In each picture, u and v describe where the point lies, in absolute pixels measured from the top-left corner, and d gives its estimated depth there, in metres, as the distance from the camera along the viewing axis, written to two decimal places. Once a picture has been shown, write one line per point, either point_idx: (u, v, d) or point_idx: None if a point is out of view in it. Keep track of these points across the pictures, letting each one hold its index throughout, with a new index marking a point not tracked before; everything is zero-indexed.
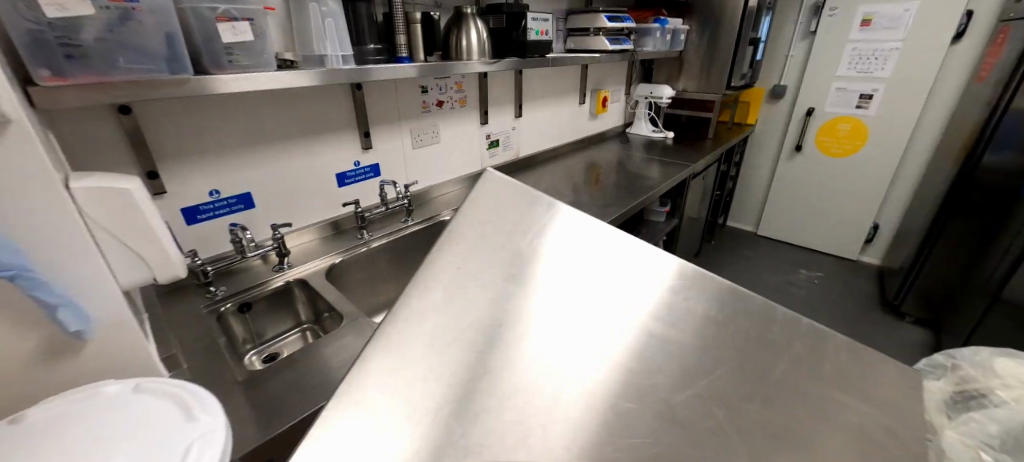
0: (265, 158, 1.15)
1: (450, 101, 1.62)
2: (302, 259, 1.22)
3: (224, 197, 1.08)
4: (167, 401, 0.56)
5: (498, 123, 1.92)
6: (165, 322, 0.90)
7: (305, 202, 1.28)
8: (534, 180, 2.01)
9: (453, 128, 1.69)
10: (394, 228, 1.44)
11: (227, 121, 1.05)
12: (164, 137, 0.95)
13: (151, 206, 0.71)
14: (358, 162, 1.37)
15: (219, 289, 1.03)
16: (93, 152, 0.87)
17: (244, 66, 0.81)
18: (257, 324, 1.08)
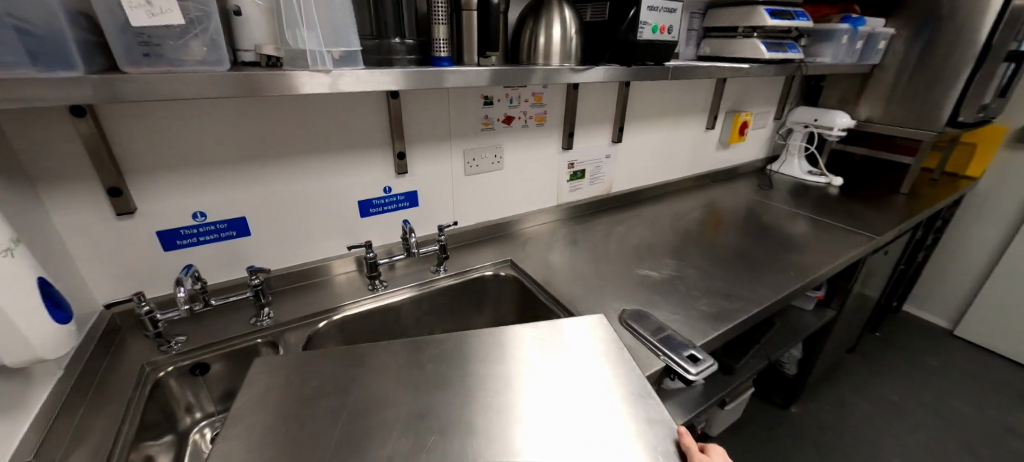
0: (267, 177, 0.93)
1: (520, 118, 1.26)
2: (293, 307, 0.98)
3: (212, 222, 0.89)
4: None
5: (585, 149, 1.48)
6: (81, 385, 0.69)
7: (316, 232, 1.04)
8: (622, 227, 1.53)
9: (521, 152, 1.33)
10: (419, 277, 1.13)
11: (221, 131, 0.83)
12: (136, 146, 0.76)
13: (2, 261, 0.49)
14: (388, 188, 1.10)
15: (178, 340, 0.83)
16: (45, 161, 0.70)
17: (173, 65, 0.55)
18: (218, 388, 0.86)
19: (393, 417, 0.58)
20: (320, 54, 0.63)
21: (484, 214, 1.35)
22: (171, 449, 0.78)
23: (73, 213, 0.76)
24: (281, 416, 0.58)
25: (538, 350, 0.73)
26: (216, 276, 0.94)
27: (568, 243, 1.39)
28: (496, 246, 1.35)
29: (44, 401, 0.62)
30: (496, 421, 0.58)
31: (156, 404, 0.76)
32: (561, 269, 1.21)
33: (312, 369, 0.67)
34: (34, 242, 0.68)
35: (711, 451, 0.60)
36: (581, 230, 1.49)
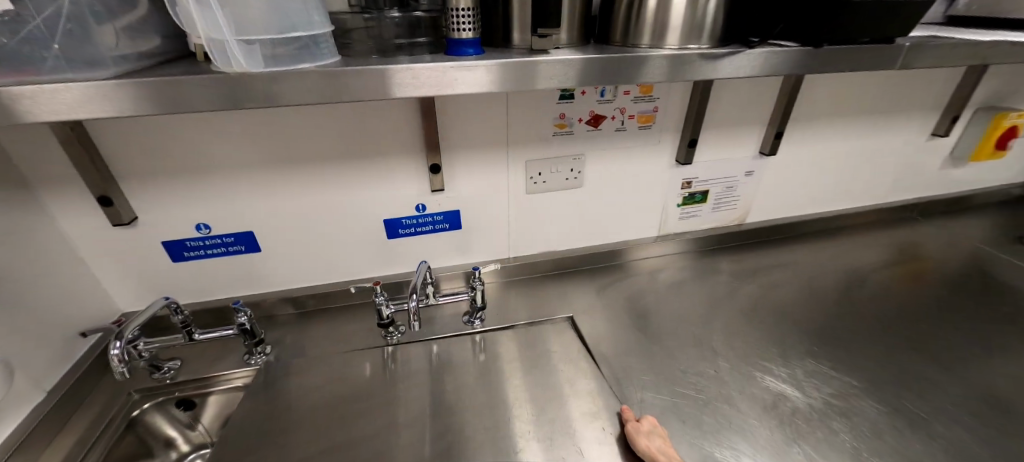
0: (276, 187, 0.77)
1: (611, 118, 0.89)
2: (299, 341, 0.85)
3: (217, 235, 0.78)
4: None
5: (709, 164, 1.03)
6: (61, 412, 0.63)
7: (336, 252, 0.88)
8: (750, 282, 1.06)
9: (607, 166, 0.96)
10: (447, 323, 0.90)
11: (219, 133, 0.69)
12: (128, 149, 0.66)
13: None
14: (421, 206, 0.87)
15: (172, 365, 0.75)
16: (40, 164, 0.64)
17: (31, 72, 0.35)
18: (209, 425, 0.76)
19: (368, 409, 0.73)
20: (242, 50, 0.39)
21: (549, 243, 1.04)
22: None
23: (77, 218, 0.70)
24: (297, 374, 0.78)
25: (504, 373, 0.80)
26: (230, 290, 0.85)
27: (659, 300, 1.00)
28: (558, 286, 1.04)
29: (9, 433, 0.56)
30: (442, 431, 0.69)
31: (131, 442, 0.68)
32: (639, 346, 0.85)
33: (312, 350, 0.82)
34: (27, 252, 0.63)
35: (643, 421, 0.66)
36: (684, 280, 1.07)
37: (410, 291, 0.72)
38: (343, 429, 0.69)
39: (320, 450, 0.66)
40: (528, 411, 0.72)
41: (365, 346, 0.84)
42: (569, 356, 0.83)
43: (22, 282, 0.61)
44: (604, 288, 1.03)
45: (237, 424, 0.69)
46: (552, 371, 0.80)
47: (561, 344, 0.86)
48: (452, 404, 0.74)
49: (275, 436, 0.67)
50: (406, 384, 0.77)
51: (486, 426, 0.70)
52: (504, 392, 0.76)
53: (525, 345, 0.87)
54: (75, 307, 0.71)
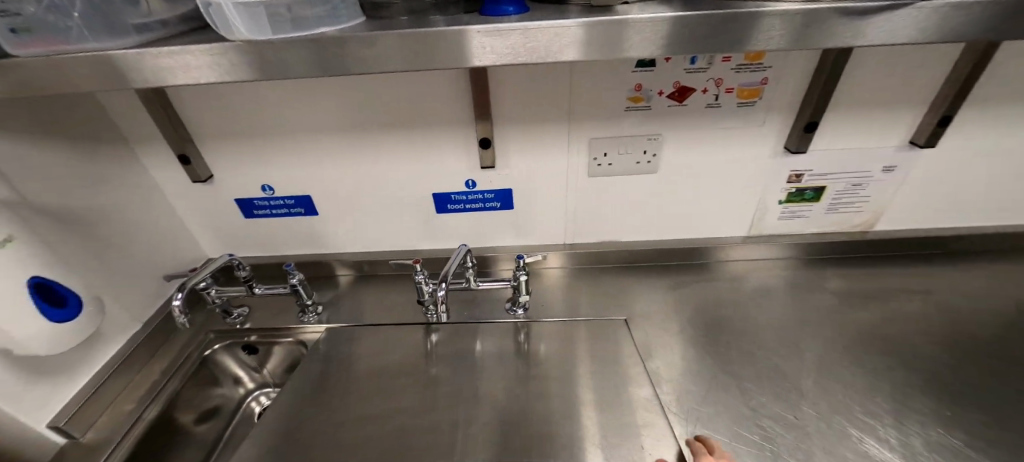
0: (331, 155, 0.77)
1: (702, 91, 0.73)
2: (350, 304, 0.88)
3: (280, 197, 0.82)
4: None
5: (830, 154, 0.80)
6: (152, 342, 0.76)
7: (387, 223, 0.87)
8: (867, 309, 0.84)
9: (691, 151, 0.80)
10: (490, 307, 0.86)
11: (281, 99, 0.70)
12: (202, 111, 0.71)
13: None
14: (471, 182, 0.82)
15: (240, 311, 0.85)
16: (138, 124, 0.72)
17: (58, 43, 0.37)
18: (271, 367, 0.86)
19: (404, 380, 0.73)
20: (243, 16, 0.36)
21: (611, 233, 0.93)
22: (221, 421, 0.81)
23: (169, 173, 0.79)
24: (346, 336, 0.82)
25: (542, 367, 0.74)
26: (294, 248, 0.91)
27: (737, 314, 0.84)
28: (616, 282, 0.93)
29: (108, 357, 0.70)
30: (468, 418, 0.66)
31: (205, 374, 0.80)
32: (702, 368, 0.73)
33: (361, 313, 0.86)
34: (124, 202, 0.72)
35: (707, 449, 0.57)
36: (776, 293, 0.88)
37: (440, 279, 0.70)
38: (378, 397, 0.71)
39: (355, 413, 0.69)
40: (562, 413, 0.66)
41: (408, 317, 0.85)
42: (616, 364, 0.74)
43: (116, 227, 0.71)
44: (671, 292, 0.90)
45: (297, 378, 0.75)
46: (595, 374, 0.72)
47: (610, 348, 0.77)
48: (482, 390, 0.70)
49: (322, 394, 0.72)
50: (441, 361, 0.76)
51: (512, 420, 0.66)
52: (538, 386, 0.70)
53: (572, 339, 0.79)
54: (170, 251, 0.82)
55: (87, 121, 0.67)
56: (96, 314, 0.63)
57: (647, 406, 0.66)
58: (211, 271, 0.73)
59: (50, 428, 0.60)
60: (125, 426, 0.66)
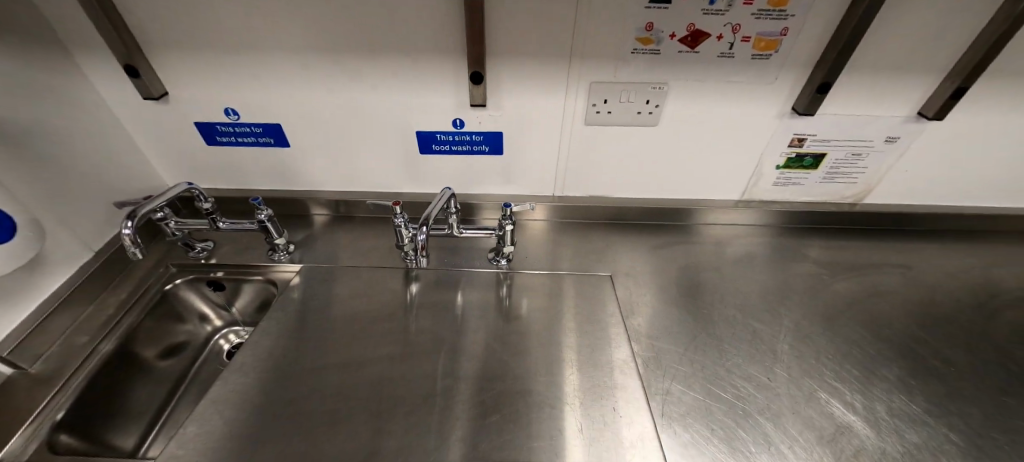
0: (301, 80, 0.69)
1: (717, 38, 0.66)
2: (325, 245, 0.84)
3: (247, 123, 0.74)
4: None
5: (837, 120, 0.77)
6: (106, 272, 0.71)
7: (365, 160, 0.81)
8: (846, 280, 0.85)
9: (695, 104, 0.75)
10: (472, 257, 0.84)
11: (242, 4, 0.60)
12: (148, 13, 0.61)
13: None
14: (459, 121, 0.75)
15: (205, 245, 0.80)
16: (69, 24, 0.62)
17: None
18: (243, 305, 0.83)
19: (382, 319, 0.71)
20: None
21: (602, 187, 0.89)
22: (187, 357, 0.79)
23: (114, 88, 0.70)
24: (320, 274, 0.78)
25: (522, 319, 0.73)
26: (263, 182, 0.84)
27: (721, 277, 0.83)
28: (603, 238, 0.91)
29: (56, 286, 0.65)
30: (445, 361, 0.65)
31: (169, 309, 0.77)
32: (683, 329, 0.73)
33: (336, 257, 0.82)
34: (64, 117, 0.64)
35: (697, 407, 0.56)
36: (760, 260, 0.88)
37: (419, 222, 0.66)
38: (354, 334, 0.68)
39: (330, 348, 0.66)
40: (539, 362, 0.66)
41: (386, 262, 0.81)
42: (598, 319, 0.73)
43: (58, 146, 0.63)
44: (657, 252, 0.89)
45: (275, 308, 0.72)
46: (574, 326, 0.72)
47: (593, 303, 0.76)
48: (462, 337, 0.69)
49: (297, 325, 0.69)
50: (419, 306, 0.74)
51: (490, 367, 0.65)
52: (516, 335, 0.70)
53: (552, 293, 0.77)
54: (121, 177, 0.74)
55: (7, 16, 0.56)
56: (39, 244, 0.58)
57: (627, 362, 0.66)
58: (167, 199, 0.67)
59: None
60: (80, 358, 0.63)
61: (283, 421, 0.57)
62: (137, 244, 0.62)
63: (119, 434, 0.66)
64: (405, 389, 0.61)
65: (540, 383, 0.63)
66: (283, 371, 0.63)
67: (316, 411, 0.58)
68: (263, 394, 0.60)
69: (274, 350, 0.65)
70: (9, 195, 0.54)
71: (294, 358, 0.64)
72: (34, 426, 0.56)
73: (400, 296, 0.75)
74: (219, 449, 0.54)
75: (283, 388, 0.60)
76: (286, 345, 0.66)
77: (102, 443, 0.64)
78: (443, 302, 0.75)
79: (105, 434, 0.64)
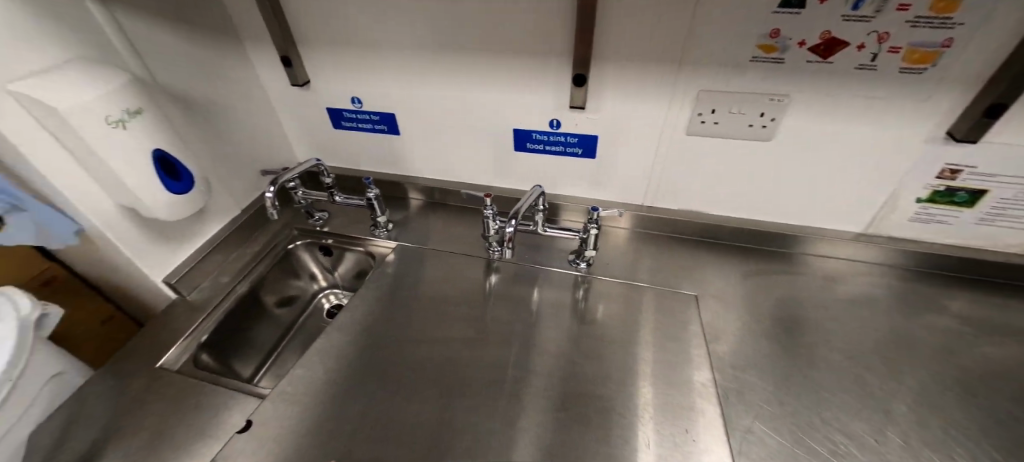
0: (417, 75, 0.76)
1: (857, 48, 0.59)
2: (418, 227, 0.91)
3: (367, 111, 0.84)
4: (31, 301, 0.64)
5: (1011, 151, 0.63)
6: (248, 227, 0.85)
7: (462, 153, 0.86)
8: (999, 345, 0.70)
9: (820, 119, 0.67)
10: (551, 256, 0.85)
11: (378, 8, 0.68)
12: (304, 13, 0.72)
13: (108, 131, 0.54)
14: (555, 122, 0.77)
15: (321, 215, 0.92)
16: (248, 22, 0.75)
17: None
18: (344, 271, 0.93)
19: (463, 304, 0.75)
20: None
21: (696, 201, 0.85)
22: (296, 308, 0.92)
23: (271, 76, 0.83)
24: (412, 253, 0.85)
25: (597, 324, 0.72)
26: (373, 165, 0.94)
27: (827, 316, 0.74)
28: (690, 255, 0.86)
29: (213, 233, 0.80)
30: (515, 352, 0.67)
31: (289, 265, 0.89)
32: (774, 365, 0.66)
33: (426, 239, 0.88)
34: (235, 97, 0.79)
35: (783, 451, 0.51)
36: (881, 304, 0.76)
37: (509, 215, 0.68)
38: (436, 312, 0.74)
39: (414, 321, 0.72)
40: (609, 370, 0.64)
41: (469, 250, 0.86)
42: (678, 338, 0.69)
43: (228, 120, 0.78)
44: (751, 277, 0.81)
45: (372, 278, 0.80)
46: (650, 341, 0.69)
47: (674, 321, 0.72)
48: (534, 332, 0.70)
49: (389, 296, 0.77)
50: (496, 295, 0.77)
51: (559, 365, 0.65)
52: (589, 340, 0.69)
53: (629, 304, 0.75)
54: (267, 150, 0.89)
55: (205, 13, 0.71)
56: (205, 197, 0.72)
57: (706, 388, 0.62)
58: (300, 171, 0.79)
59: (164, 282, 0.72)
60: (223, 294, 0.77)
61: (369, 378, 0.63)
62: (275, 207, 0.73)
63: (243, 362, 0.79)
64: (476, 372, 0.64)
65: (608, 391, 0.61)
66: (373, 334, 0.70)
67: (397, 376, 0.63)
68: (356, 351, 0.67)
69: (367, 315, 0.73)
70: (191, 156, 0.68)
71: (383, 324, 0.71)
72: (186, 343, 0.70)
73: (480, 284, 0.79)
74: (317, 391, 0.61)
75: (372, 349, 0.67)
76: (378, 312, 0.74)
77: (231, 366, 0.77)
78: (521, 296, 0.77)
79: (234, 360, 0.78)
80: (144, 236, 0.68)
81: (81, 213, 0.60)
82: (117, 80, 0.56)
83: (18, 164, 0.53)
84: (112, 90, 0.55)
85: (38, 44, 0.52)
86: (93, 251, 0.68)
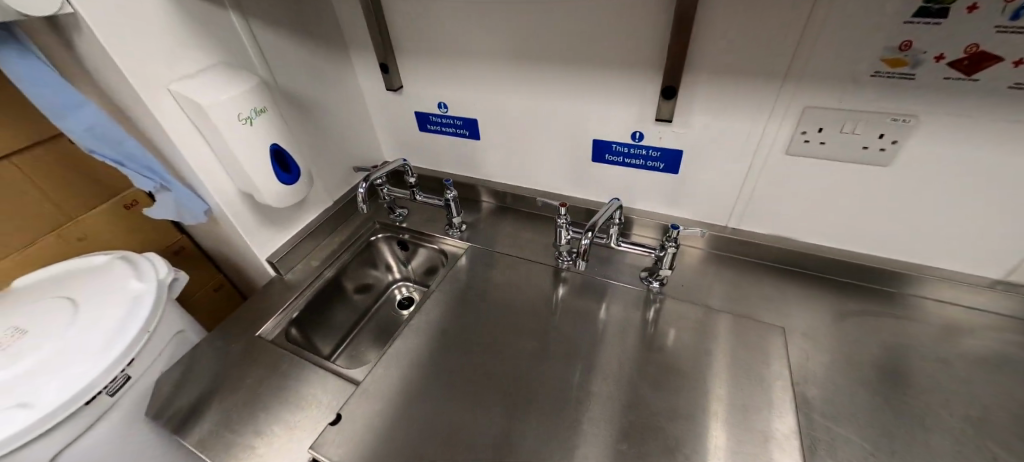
0: (502, 83, 0.78)
1: (1014, 64, 0.50)
2: (489, 230, 0.94)
3: (451, 116, 0.88)
4: (167, 266, 0.77)
5: None
6: (337, 217, 0.94)
7: (538, 161, 0.88)
8: None
9: (958, 143, 0.58)
10: (621, 271, 0.83)
11: (471, 20, 0.72)
12: (404, 23, 0.77)
13: (238, 125, 0.62)
14: (638, 135, 0.75)
15: (401, 211, 0.98)
16: (356, 33, 0.83)
17: None
18: (417, 266, 0.99)
19: (531, 311, 0.76)
20: None
21: (787, 226, 0.78)
22: (372, 296, 0.99)
23: (369, 81, 0.91)
24: (482, 255, 0.88)
25: (668, 349, 0.69)
26: (452, 167, 0.99)
27: (948, 372, 0.64)
28: (776, 284, 0.79)
29: (308, 220, 0.88)
30: (580, 368, 0.66)
31: (370, 255, 0.96)
32: (875, 420, 0.58)
33: (497, 243, 0.91)
34: (338, 100, 0.87)
35: None
36: (1021, 366, 0.64)
37: (585, 227, 0.68)
38: (504, 317, 0.75)
39: (482, 324, 0.75)
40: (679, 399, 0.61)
41: (538, 257, 0.87)
42: (759, 373, 0.64)
43: (331, 120, 0.87)
44: (850, 315, 0.73)
45: (445, 278, 0.84)
46: (727, 373, 0.64)
47: (754, 356, 0.67)
48: (599, 349, 0.69)
49: (459, 296, 0.80)
50: (563, 306, 0.77)
51: (624, 388, 0.63)
52: (658, 365, 0.66)
53: (705, 331, 0.71)
54: (360, 149, 0.97)
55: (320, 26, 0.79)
56: (307, 188, 0.79)
57: (789, 435, 0.56)
58: (387, 170, 0.85)
59: (267, 260, 0.81)
60: (312, 276, 0.85)
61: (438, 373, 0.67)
62: (364, 201, 0.79)
63: (324, 340, 0.87)
64: (539, 382, 0.65)
65: (676, 422, 0.59)
66: (444, 332, 0.74)
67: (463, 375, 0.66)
68: (428, 347, 0.71)
69: (439, 312, 0.77)
70: (300, 152, 0.76)
71: (454, 323, 0.75)
72: (280, 317, 0.79)
73: (547, 293, 0.79)
74: (393, 379, 0.66)
75: (443, 346, 0.71)
76: (450, 311, 0.77)
77: (314, 342, 0.85)
78: (589, 310, 0.76)
79: (316, 336, 0.86)
80: (256, 218, 0.77)
81: (211, 194, 0.69)
82: (249, 82, 0.64)
83: (170, 151, 0.64)
84: (244, 91, 0.63)
85: (192, 52, 0.62)
86: (216, 228, 0.79)
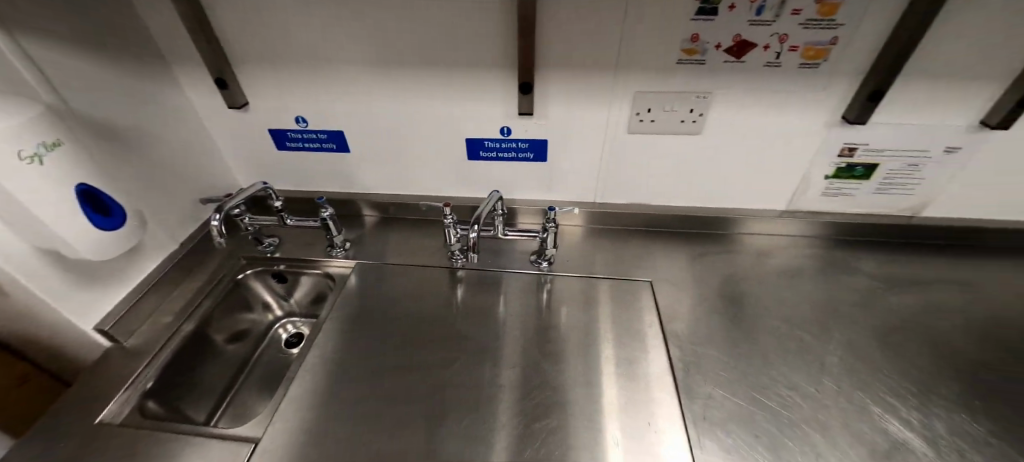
0: (364, 91, 0.75)
1: (763, 48, 0.66)
2: (377, 244, 0.90)
3: (313, 130, 0.82)
4: None
5: (892, 128, 0.74)
6: (187, 261, 0.80)
7: (416, 166, 0.87)
8: (905, 295, 0.81)
9: (740, 111, 0.75)
10: (513, 260, 0.87)
11: (318, 27, 0.68)
12: (237, 33, 0.69)
13: (19, 166, 0.48)
14: (506, 130, 0.80)
15: (271, 241, 0.89)
16: (176, 46, 0.72)
17: None
18: (301, 297, 0.90)
19: (432, 317, 0.76)
20: None
21: (641, 194, 0.91)
22: (251, 341, 0.87)
23: (204, 100, 0.79)
24: (374, 271, 0.84)
25: (563, 323, 0.75)
26: (323, 184, 0.92)
27: (766, 287, 0.82)
28: (642, 245, 0.92)
29: (147, 272, 0.74)
30: (488, 361, 0.69)
31: (239, 296, 0.85)
32: (726, 336, 0.72)
33: (387, 255, 0.87)
34: (165, 125, 0.74)
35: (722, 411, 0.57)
36: (807, 271, 0.86)
37: (471, 222, 0.70)
38: (405, 330, 0.74)
39: (383, 342, 0.72)
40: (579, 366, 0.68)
41: (432, 262, 0.86)
42: (638, 324, 0.74)
43: (158, 149, 0.73)
44: (698, 259, 0.89)
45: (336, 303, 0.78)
46: (614, 332, 0.73)
47: (632, 311, 0.77)
48: (504, 340, 0.72)
49: (354, 319, 0.75)
50: (463, 305, 0.78)
51: (530, 370, 0.68)
52: (557, 339, 0.72)
53: (592, 298, 0.79)
54: (204, 178, 0.84)
55: (124, 39, 0.66)
56: (139, 234, 0.66)
57: (665, 370, 0.66)
58: (245, 197, 0.75)
59: (96, 330, 0.65)
60: (167, 335, 0.71)
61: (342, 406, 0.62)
62: (222, 235, 0.69)
63: (196, 406, 0.73)
64: (451, 385, 0.65)
65: (579, 386, 0.65)
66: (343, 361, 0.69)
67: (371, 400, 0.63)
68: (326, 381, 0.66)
69: (334, 341, 0.72)
70: (117, 192, 0.63)
71: (352, 349, 0.70)
72: (128, 392, 0.64)
73: (447, 296, 0.79)
74: (290, 428, 0.60)
75: (344, 376, 0.67)
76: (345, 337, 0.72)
77: (182, 411, 0.71)
78: (489, 304, 0.78)
79: (184, 403, 0.72)
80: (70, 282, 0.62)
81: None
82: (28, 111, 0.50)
83: None
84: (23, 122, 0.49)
85: None
86: None
